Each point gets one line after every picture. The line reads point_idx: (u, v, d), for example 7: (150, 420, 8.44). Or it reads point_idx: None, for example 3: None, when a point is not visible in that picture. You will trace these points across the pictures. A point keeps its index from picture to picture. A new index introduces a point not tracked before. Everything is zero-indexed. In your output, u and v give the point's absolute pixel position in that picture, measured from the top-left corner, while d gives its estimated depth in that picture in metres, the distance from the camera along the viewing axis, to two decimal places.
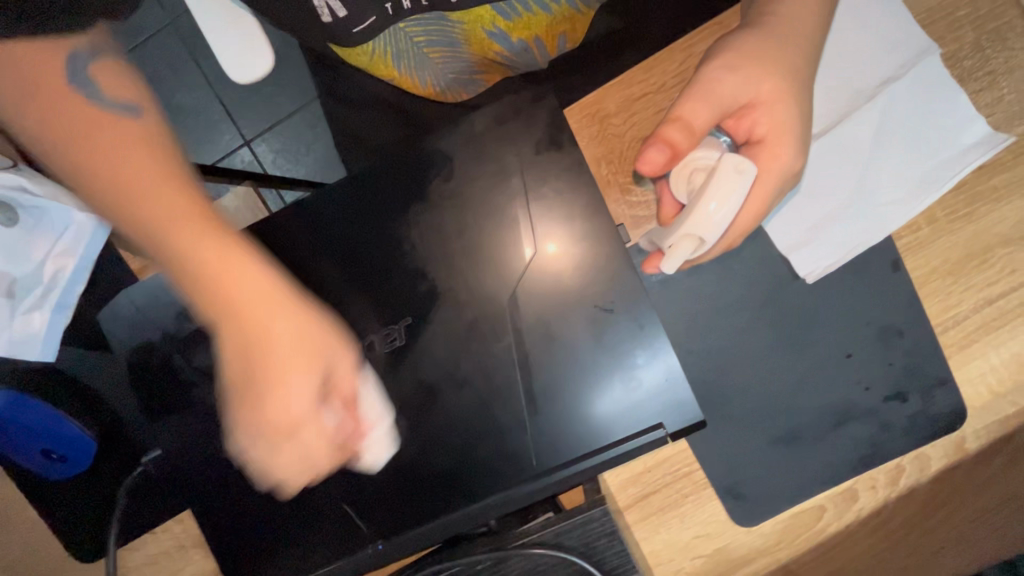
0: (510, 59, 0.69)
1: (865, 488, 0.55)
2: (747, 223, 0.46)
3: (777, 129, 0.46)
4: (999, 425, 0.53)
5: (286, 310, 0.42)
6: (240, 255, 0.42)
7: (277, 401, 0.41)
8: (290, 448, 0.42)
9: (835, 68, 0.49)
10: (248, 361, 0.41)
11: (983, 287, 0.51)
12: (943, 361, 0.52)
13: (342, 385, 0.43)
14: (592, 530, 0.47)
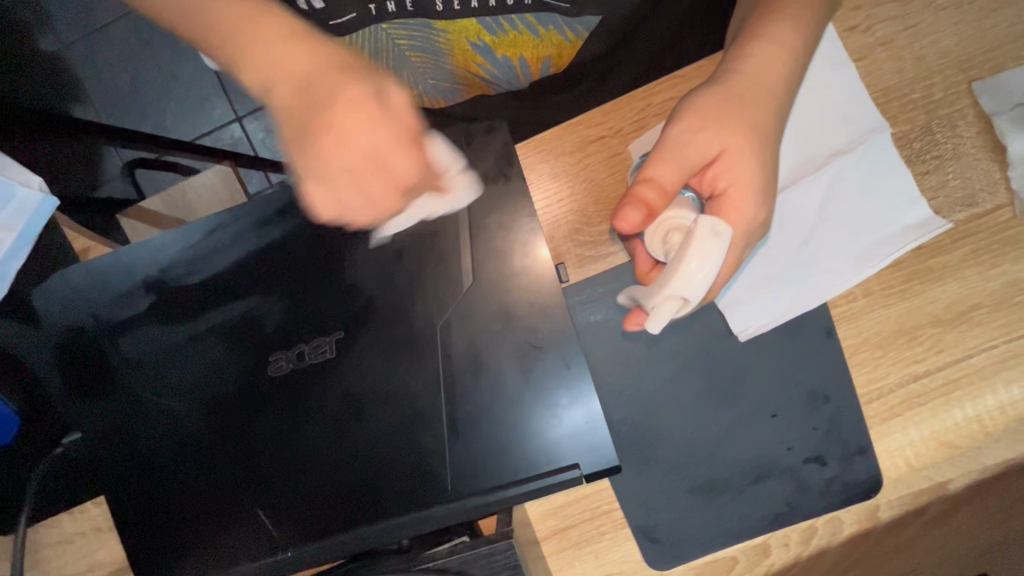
0: (493, 78, 0.69)
1: (777, 544, 0.56)
2: (721, 280, 0.43)
3: (742, 184, 0.44)
4: (911, 497, 0.54)
5: (315, 44, 0.38)
6: (270, 14, 0.40)
7: (330, 87, 0.36)
8: (339, 155, 0.36)
9: (795, 136, 0.49)
10: (301, 111, 0.36)
11: (910, 364, 0.52)
12: (864, 430, 0.54)
13: (362, 71, 0.37)
14: (494, 563, 0.47)
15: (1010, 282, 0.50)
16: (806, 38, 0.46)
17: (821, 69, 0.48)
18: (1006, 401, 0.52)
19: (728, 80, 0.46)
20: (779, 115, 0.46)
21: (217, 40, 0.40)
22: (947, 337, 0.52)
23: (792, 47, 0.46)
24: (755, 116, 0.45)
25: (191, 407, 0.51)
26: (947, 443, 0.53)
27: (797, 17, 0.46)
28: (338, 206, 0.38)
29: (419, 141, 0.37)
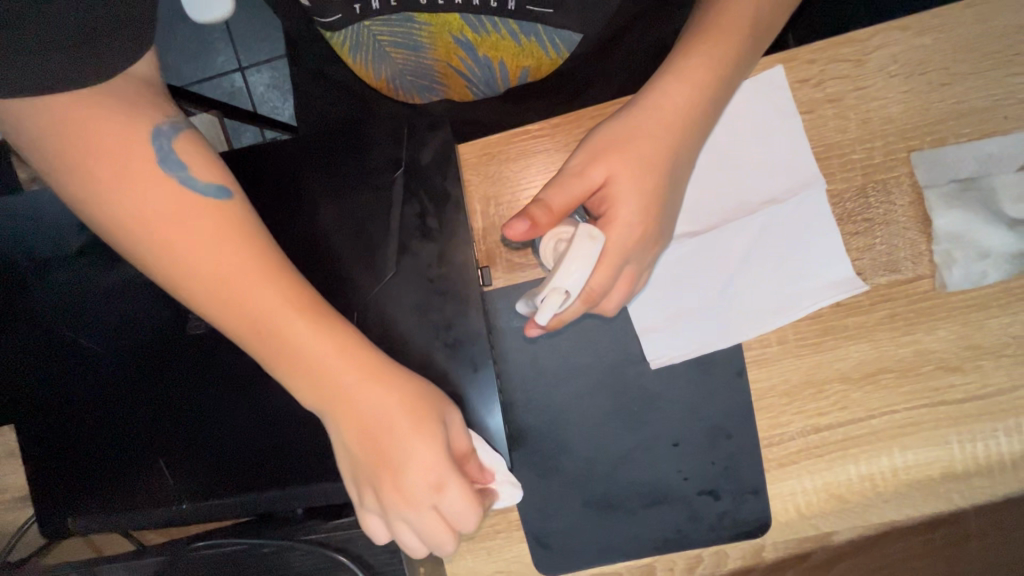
0: (471, 77, 0.67)
1: (662, 568, 0.57)
2: (599, 289, 0.44)
3: (628, 211, 0.44)
4: (797, 542, 0.56)
5: (393, 382, 0.42)
6: (294, 316, 0.40)
7: (398, 449, 0.41)
8: (402, 509, 0.42)
9: (730, 176, 0.50)
10: (370, 440, 0.42)
11: (813, 415, 0.53)
12: (760, 472, 0.55)
13: (428, 429, 0.42)
14: (375, 543, 0.48)
15: (920, 351, 0.51)
16: (718, 79, 0.45)
17: (760, 113, 0.49)
18: (899, 465, 0.54)
19: (642, 104, 0.46)
20: (677, 149, 0.46)
21: (275, 365, 0.41)
22: (853, 395, 0.53)
23: (695, 83, 0.45)
24: (648, 146, 0.45)
25: (107, 352, 0.52)
26: (838, 496, 0.55)
27: (705, 54, 0.45)
28: (394, 531, 0.43)
29: (476, 486, 0.44)
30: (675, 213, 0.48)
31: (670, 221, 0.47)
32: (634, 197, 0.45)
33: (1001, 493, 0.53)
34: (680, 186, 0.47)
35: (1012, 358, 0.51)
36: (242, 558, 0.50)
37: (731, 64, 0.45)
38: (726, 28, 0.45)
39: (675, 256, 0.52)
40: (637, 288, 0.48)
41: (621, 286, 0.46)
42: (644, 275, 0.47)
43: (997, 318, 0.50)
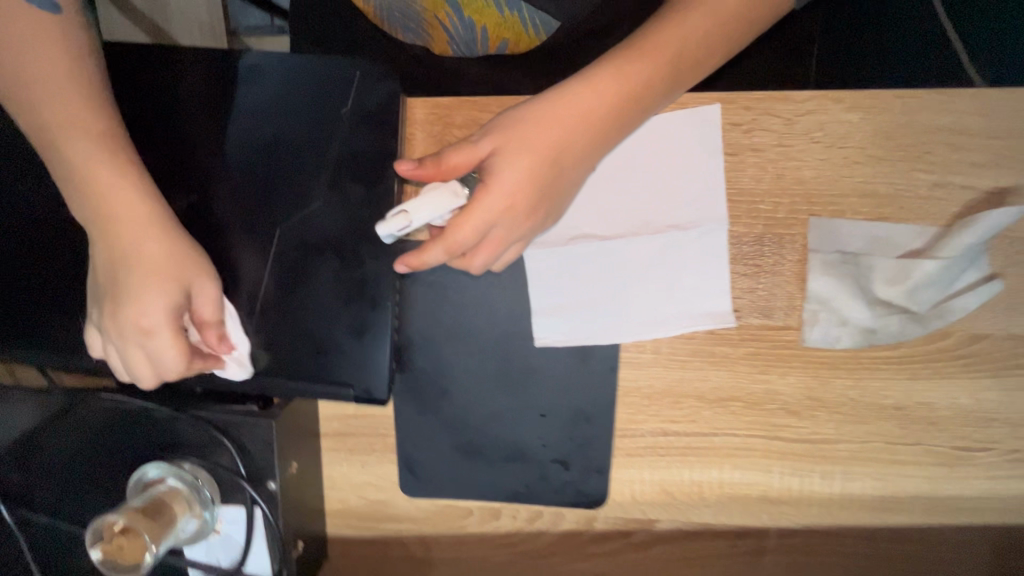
0: (453, 36, 0.69)
1: (507, 513, 0.66)
2: (462, 241, 0.49)
3: (504, 184, 0.49)
4: (624, 520, 0.65)
5: (143, 193, 0.50)
6: (110, 164, 0.50)
7: (129, 246, 0.50)
8: (128, 312, 0.50)
9: (645, 195, 0.54)
10: (111, 228, 0.50)
11: (666, 420, 0.60)
12: (609, 456, 0.62)
13: (151, 284, 0.50)
14: (255, 433, 0.55)
15: (769, 391, 0.58)
16: (626, 93, 0.49)
17: (684, 144, 0.53)
18: (725, 479, 0.62)
19: (554, 98, 0.50)
20: (570, 146, 0.50)
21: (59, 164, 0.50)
22: (703, 413, 0.60)
23: (601, 92, 0.49)
24: (546, 137, 0.49)
25: (53, 208, 0.57)
26: (667, 491, 0.63)
27: (618, 69, 0.49)
28: (123, 349, 0.51)
29: (200, 355, 0.52)
30: (560, 203, 0.52)
31: (549, 208, 0.51)
32: (516, 174, 0.49)
33: (802, 522, 0.62)
34: (571, 181, 0.51)
35: (845, 415, 0.58)
36: (138, 418, 0.56)
37: (649, 86, 0.50)
38: (649, 53, 0.49)
39: (581, 253, 0.56)
40: (504, 257, 0.53)
41: (488, 250, 0.51)
42: (513, 249, 0.52)
43: (842, 380, 0.57)
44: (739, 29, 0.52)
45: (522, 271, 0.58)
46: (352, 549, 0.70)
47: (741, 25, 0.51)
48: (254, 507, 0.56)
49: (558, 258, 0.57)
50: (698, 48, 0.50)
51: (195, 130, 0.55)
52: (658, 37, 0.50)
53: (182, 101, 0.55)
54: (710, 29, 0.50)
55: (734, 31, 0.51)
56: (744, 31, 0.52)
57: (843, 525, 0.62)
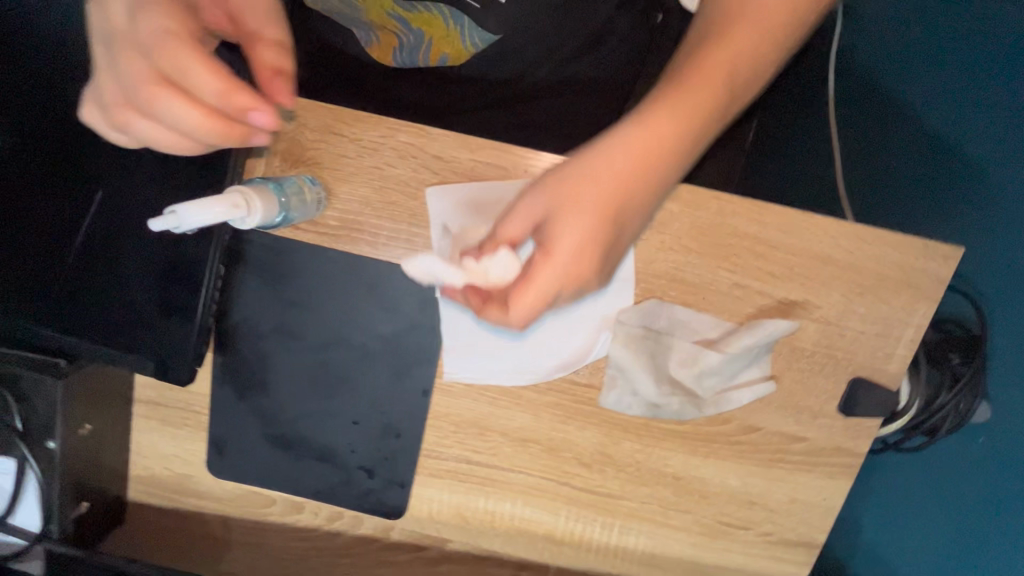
0: (401, 45, 0.68)
1: (309, 509, 0.67)
2: (159, 142, 0.43)
3: (150, 60, 0.40)
4: (418, 534, 0.67)
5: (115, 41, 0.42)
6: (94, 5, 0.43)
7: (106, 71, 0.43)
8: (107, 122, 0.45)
9: (482, 244, 0.56)
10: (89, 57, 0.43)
11: (469, 449, 0.63)
12: (412, 472, 0.64)
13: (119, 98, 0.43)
14: (40, 390, 0.54)
15: (566, 440, 0.61)
16: (661, 158, 0.44)
17: None
18: (516, 513, 0.65)
19: (598, 162, 0.44)
20: (574, 205, 0.44)
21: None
22: (504, 449, 0.62)
23: (645, 168, 0.44)
24: (568, 190, 0.44)
25: None
26: (462, 515, 0.66)
27: (650, 130, 0.44)
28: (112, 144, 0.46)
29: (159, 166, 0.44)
30: (236, 97, 0.39)
31: (222, 86, 0.39)
32: (182, 63, 0.39)
33: (578, 565, 0.66)
34: (171, 59, 0.39)
35: (629, 475, 0.62)
36: None
37: (615, 191, 0.44)
38: (614, 159, 0.44)
39: (413, 281, 0.58)
40: (191, 150, 0.44)
41: (151, 121, 0.42)
42: (188, 111, 0.40)
43: (631, 443, 0.61)
44: (738, 78, 0.45)
45: (355, 283, 0.59)
46: (151, 516, 0.69)
47: (744, 71, 0.45)
48: (28, 463, 0.56)
49: (391, 279, 0.58)
50: (672, 147, 0.44)
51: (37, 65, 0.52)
52: (637, 121, 0.44)
53: (24, 31, 0.52)
54: (678, 123, 0.44)
55: (737, 70, 0.45)
56: (740, 72, 0.45)
57: (614, 573, 0.66)
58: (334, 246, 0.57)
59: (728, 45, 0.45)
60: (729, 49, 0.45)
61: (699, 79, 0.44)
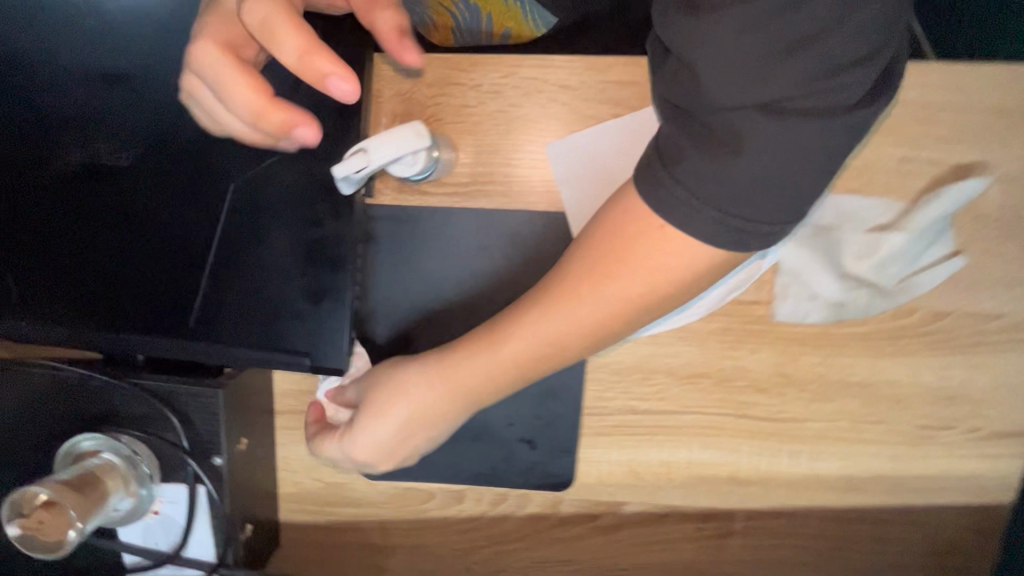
0: (459, 22, 0.64)
1: (471, 497, 0.64)
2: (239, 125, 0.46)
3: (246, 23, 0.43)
4: (590, 503, 0.63)
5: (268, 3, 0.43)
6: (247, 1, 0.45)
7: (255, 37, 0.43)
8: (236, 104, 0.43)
9: (622, 181, 0.53)
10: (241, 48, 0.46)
11: (635, 398, 0.59)
12: (576, 436, 0.61)
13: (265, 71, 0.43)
14: (197, 403, 0.51)
15: (737, 368, 0.57)
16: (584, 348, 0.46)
17: None
18: (693, 459, 0.61)
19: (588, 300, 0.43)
20: (503, 367, 0.48)
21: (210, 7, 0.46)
22: (671, 390, 0.58)
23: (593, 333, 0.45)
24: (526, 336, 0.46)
25: None
26: (635, 473, 0.61)
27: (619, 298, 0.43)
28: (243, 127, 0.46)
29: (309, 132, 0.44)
30: (321, 65, 0.40)
31: (313, 54, 0.41)
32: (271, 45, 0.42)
33: (768, 504, 0.62)
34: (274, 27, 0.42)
35: (812, 393, 0.58)
36: (65, 387, 0.51)
37: (480, 388, 0.50)
38: (500, 334, 0.48)
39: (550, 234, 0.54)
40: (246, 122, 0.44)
41: (224, 105, 0.45)
42: (265, 66, 0.41)
43: (810, 357, 0.57)
44: (654, 288, 0.42)
45: (495, 244, 0.55)
46: (306, 537, 0.66)
47: (634, 304, 0.43)
48: (198, 485, 0.53)
49: (528, 235, 0.55)
50: (511, 377, 0.49)
51: (159, 77, 0.52)
52: (433, 377, 0.51)
53: (137, 45, 0.52)
54: (530, 346, 0.47)
55: (643, 292, 0.42)
56: (628, 321, 0.44)
57: (809, 506, 0.61)
58: (466, 204, 0.55)
59: (571, 307, 0.44)
60: (666, 251, 0.39)
61: (583, 294, 0.43)
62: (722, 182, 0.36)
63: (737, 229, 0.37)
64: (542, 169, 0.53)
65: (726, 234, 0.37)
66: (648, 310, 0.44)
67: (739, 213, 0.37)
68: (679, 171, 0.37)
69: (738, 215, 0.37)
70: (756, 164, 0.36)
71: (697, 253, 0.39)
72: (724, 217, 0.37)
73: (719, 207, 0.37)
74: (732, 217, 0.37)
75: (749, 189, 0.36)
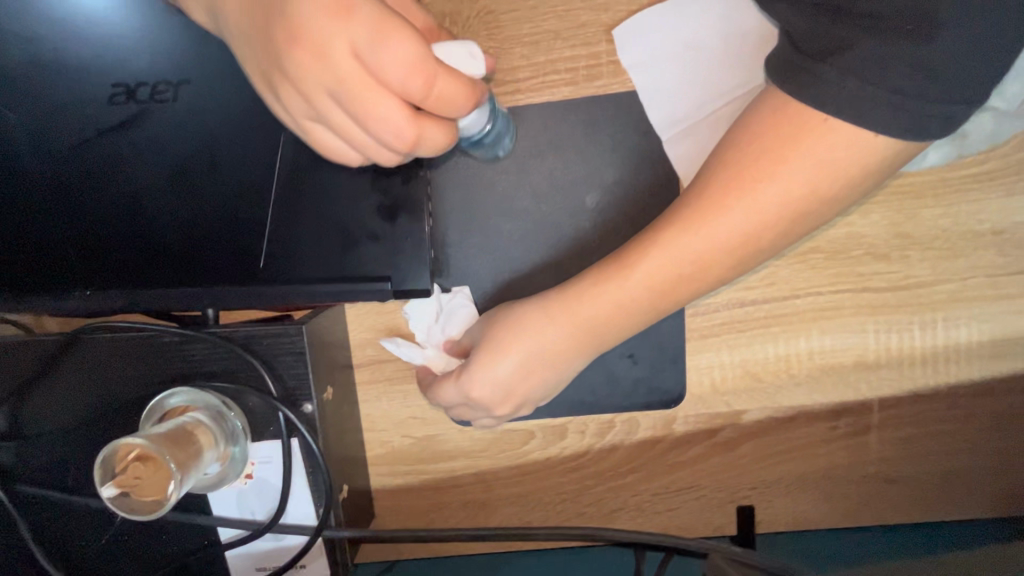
0: None
1: (574, 430, 0.58)
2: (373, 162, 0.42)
3: (332, 57, 0.35)
4: (706, 417, 0.57)
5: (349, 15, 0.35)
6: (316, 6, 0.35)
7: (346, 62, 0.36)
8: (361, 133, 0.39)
9: (686, 58, 0.51)
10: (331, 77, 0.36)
11: (740, 289, 0.54)
12: (681, 341, 0.55)
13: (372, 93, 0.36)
14: (280, 345, 0.47)
15: (851, 234, 0.52)
16: (728, 260, 0.42)
17: (723, 8, 0.51)
18: (815, 349, 0.55)
19: (748, 195, 0.40)
20: (642, 286, 0.44)
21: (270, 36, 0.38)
22: (781, 272, 0.53)
23: (734, 247, 0.42)
24: (680, 245, 0.42)
25: (17, 126, 0.50)
26: (752, 375, 0.56)
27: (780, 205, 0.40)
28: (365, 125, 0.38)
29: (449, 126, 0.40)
30: (438, 84, 0.36)
31: (425, 78, 0.36)
32: (378, 74, 0.36)
33: (905, 388, 0.55)
34: (373, 57, 0.35)
35: (939, 251, 0.52)
36: (143, 347, 0.48)
37: (613, 322, 0.45)
38: (640, 253, 0.44)
39: (618, 119, 0.52)
40: (381, 157, 0.41)
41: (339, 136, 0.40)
42: (392, 103, 0.36)
43: (930, 209, 0.51)
44: (816, 191, 0.40)
45: (565, 141, 0.52)
46: (401, 503, 0.60)
47: (786, 212, 0.41)
48: (292, 438, 0.48)
49: (597, 125, 0.52)
50: (646, 303, 0.44)
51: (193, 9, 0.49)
52: (556, 311, 0.46)
53: None
54: (672, 268, 0.43)
55: (797, 193, 0.40)
56: (770, 237, 0.41)
57: (953, 385, 0.55)
58: (531, 100, 0.52)
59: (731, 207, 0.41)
60: (817, 150, 0.38)
61: (737, 199, 0.40)
62: (900, 55, 0.35)
63: (924, 114, 0.36)
64: (606, 50, 0.51)
65: (904, 119, 0.36)
66: (796, 220, 0.41)
67: (926, 96, 0.36)
68: (840, 60, 0.36)
69: (928, 98, 0.35)
70: (946, 51, 0.35)
71: (860, 151, 0.38)
72: (906, 103, 0.36)
73: (904, 93, 0.35)
74: (910, 104, 0.36)
75: (932, 67, 0.35)
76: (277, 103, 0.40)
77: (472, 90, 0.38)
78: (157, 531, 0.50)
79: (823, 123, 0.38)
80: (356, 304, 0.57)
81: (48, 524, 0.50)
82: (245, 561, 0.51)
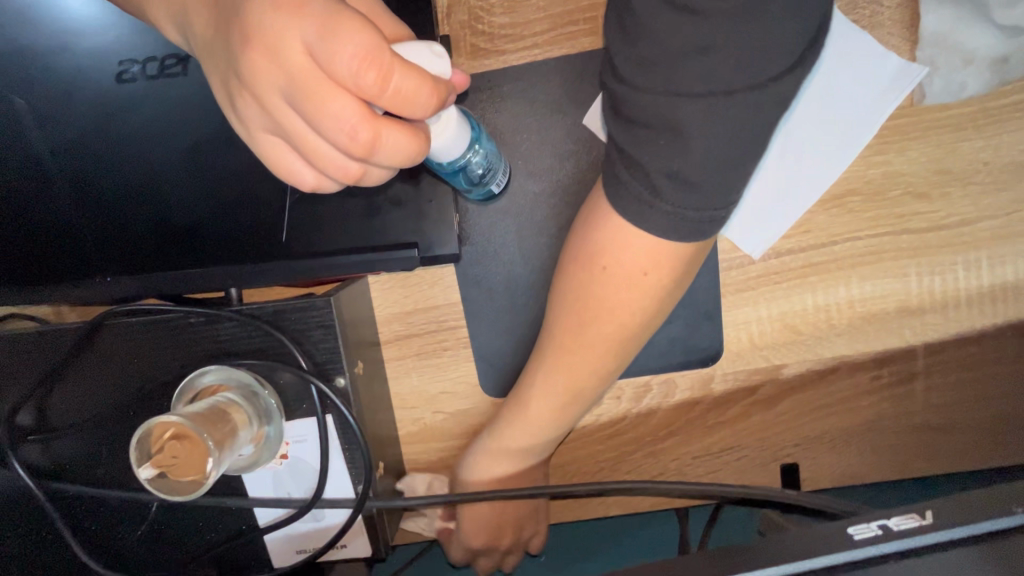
0: None
1: (610, 396, 0.56)
2: (337, 182, 0.36)
3: (283, 53, 0.31)
4: (746, 374, 0.56)
5: (294, 9, 0.31)
6: (261, 2, 0.32)
7: (296, 59, 0.31)
8: (320, 145, 0.34)
9: None
10: (281, 78, 0.32)
11: (777, 238, 0.52)
12: (717, 297, 0.54)
13: (320, 88, 0.31)
14: (309, 319, 0.46)
15: (889, 174, 0.51)
16: (617, 359, 0.48)
17: None
18: (855, 297, 0.53)
19: (579, 330, 0.46)
20: (553, 412, 0.51)
21: (220, 38, 0.34)
22: (817, 219, 0.52)
23: (612, 355, 0.47)
24: (568, 377, 0.48)
25: (26, 110, 0.48)
26: (792, 327, 0.54)
27: (603, 323, 0.45)
28: (325, 134, 0.32)
29: (417, 130, 0.34)
30: (395, 78, 0.30)
31: (378, 70, 0.30)
32: (323, 70, 0.31)
33: (950, 332, 0.53)
34: (325, 53, 0.30)
35: (981, 186, 0.50)
36: (169, 328, 0.47)
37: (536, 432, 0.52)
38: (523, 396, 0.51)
39: None
40: (338, 169, 0.35)
41: (301, 155, 0.35)
42: (345, 103, 0.31)
43: (971, 142, 0.50)
44: (634, 305, 0.45)
45: (587, 94, 0.51)
46: None
47: (633, 310, 0.45)
48: (327, 414, 0.47)
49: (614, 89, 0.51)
50: (546, 426, 0.52)
51: None
52: (481, 469, 0.55)
53: None
54: (560, 396, 0.50)
55: (632, 296, 0.45)
56: (627, 335, 0.46)
57: (999, 324, 0.53)
58: (552, 56, 0.51)
59: (576, 340, 0.47)
60: (616, 284, 0.44)
61: (576, 320, 0.46)
62: (652, 170, 0.37)
63: (691, 220, 0.39)
64: None
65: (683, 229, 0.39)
66: (634, 329, 0.46)
67: (688, 211, 0.38)
68: (636, 159, 0.38)
69: (673, 202, 0.38)
70: (707, 152, 0.36)
71: (656, 249, 0.41)
72: (673, 210, 0.38)
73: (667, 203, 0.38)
74: (667, 207, 0.38)
75: (681, 174, 0.37)
76: (236, 117, 0.36)
77: (437, 86, 0.32)
78: (196, 518, 0.49)
79: (603, 268, 0.44)
80: (379, 279, 0.55)
81: (85, 520, 0.49)
82: (285, 544, 0.51)
